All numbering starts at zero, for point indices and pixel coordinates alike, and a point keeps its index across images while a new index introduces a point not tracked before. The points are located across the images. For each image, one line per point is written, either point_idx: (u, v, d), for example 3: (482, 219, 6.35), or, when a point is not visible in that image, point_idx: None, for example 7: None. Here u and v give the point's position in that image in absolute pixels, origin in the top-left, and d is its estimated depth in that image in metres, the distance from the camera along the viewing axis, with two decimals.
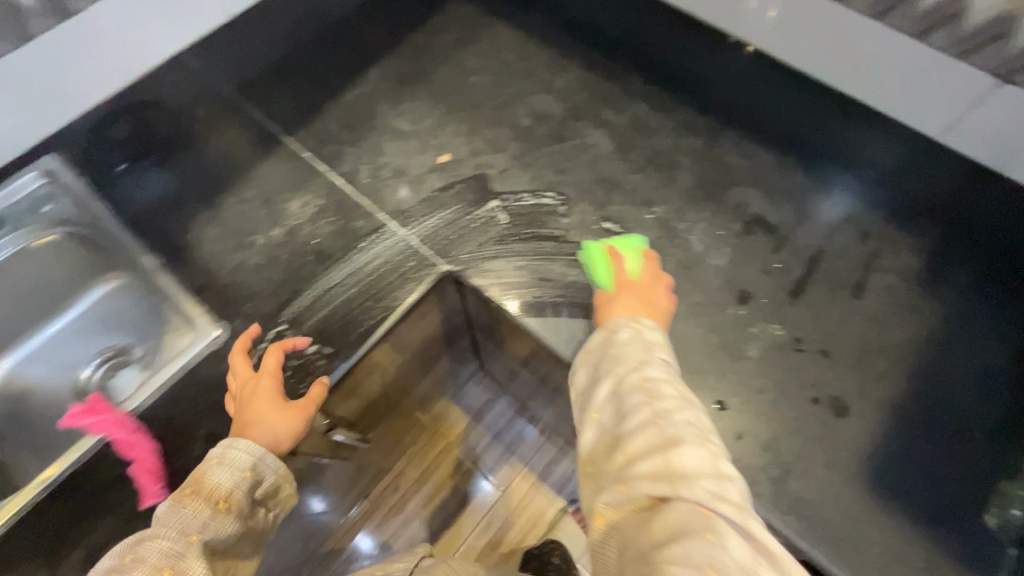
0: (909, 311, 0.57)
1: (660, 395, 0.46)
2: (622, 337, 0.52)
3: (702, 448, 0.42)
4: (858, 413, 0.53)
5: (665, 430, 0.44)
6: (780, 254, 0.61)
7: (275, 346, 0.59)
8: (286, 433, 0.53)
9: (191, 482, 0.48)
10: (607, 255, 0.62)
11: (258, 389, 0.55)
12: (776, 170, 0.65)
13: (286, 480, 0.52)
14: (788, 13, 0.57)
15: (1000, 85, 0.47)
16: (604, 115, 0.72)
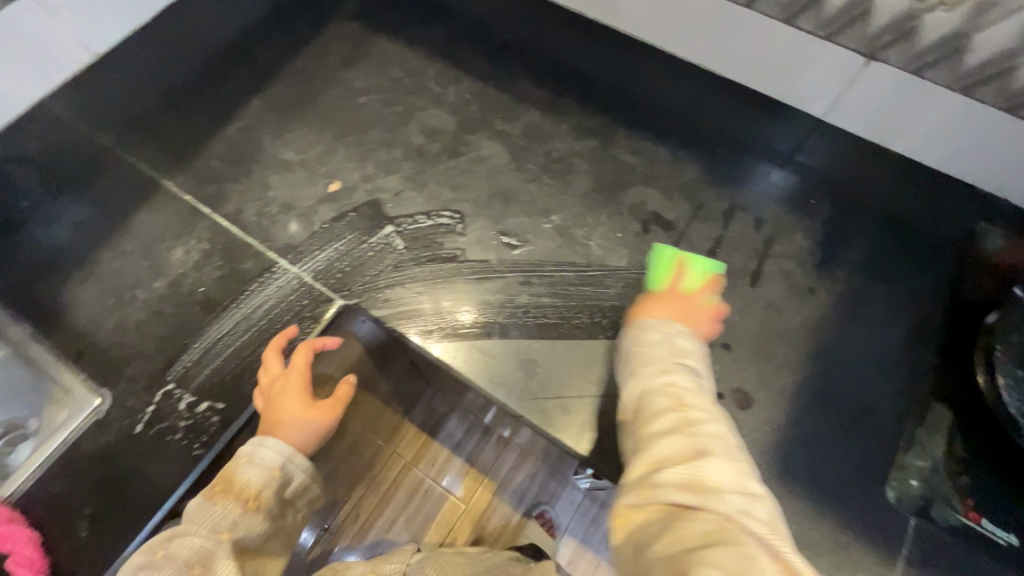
0: (802, 296, 0.63)
1: (687, 403, 0.45)
2: (651, 338, 0.50)
3: (733, 465, 0.41)
4: (759, 402, 0.57)
5: (691, 439, 0.42)
6: (678, 249, 0.65)
7: (308, 343, 0.58)
8: (314, 435, 0.55)
9: (222, 480, 0.49)
10: (674, 265, 0.60)
11: (287, 386, 0.55)
12: (669, 167, 0.70)
13: (314, 480, 0.54)
14: (669, 20, 0.64)
15: (868, 63, 0.56)
16: (497, 125, 0.73)
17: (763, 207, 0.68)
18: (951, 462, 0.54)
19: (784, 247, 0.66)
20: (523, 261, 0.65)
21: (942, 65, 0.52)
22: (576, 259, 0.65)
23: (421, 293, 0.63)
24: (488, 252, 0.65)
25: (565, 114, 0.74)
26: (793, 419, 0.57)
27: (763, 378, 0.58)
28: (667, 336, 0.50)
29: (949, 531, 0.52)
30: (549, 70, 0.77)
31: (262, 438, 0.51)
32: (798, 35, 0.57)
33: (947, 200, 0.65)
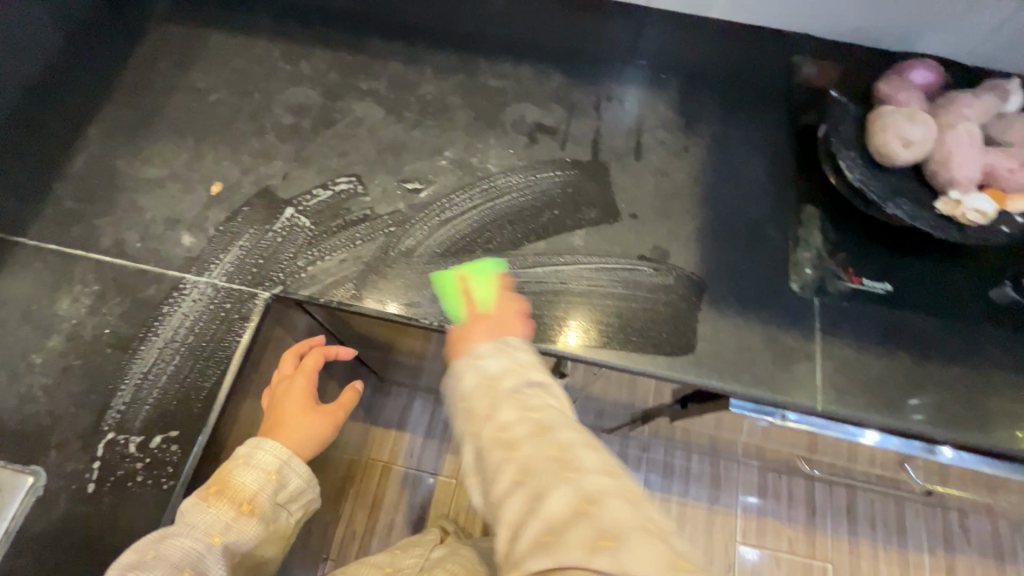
0: (679, 156, 0.71)
1: (514, 441, 0.44)
2: (468, 385, 0.48)
3: (567, 479, 0.41)
4: (674, 251, 0.65)
5: (529, 483, 0.41)
6: (567, 148, 0.70)
7: (319, 350, 0.65)
8: (312, 440, 0.61)
9: (218, 481, 0.53)
10: (460, 282, 0.61)
11: (291, 390, 0.62)
12: (535, 80, 0.75)
13: (309, 484, 0.58)
14: None
15: None
16: (362, 85, 0.73)
17: (625, 91, 0.75)
18: (828, 245, 0.65)
19: (653, 120, 0.73)
20: (433, 200, 0.66)
21: None
22: (481, 183, 0.68)
23: (346, 259, 0.63)
24: (397, 202, 0.66)
25: (425, 59, 0.76)
26: (704, 254, 0.65)
27: (671, 231, 0.66)
28: (480, 367, 0.48)
29: (843, 297, 0.63)
30: (395, 22, 0.78)
31: (261, 440, 0.56)
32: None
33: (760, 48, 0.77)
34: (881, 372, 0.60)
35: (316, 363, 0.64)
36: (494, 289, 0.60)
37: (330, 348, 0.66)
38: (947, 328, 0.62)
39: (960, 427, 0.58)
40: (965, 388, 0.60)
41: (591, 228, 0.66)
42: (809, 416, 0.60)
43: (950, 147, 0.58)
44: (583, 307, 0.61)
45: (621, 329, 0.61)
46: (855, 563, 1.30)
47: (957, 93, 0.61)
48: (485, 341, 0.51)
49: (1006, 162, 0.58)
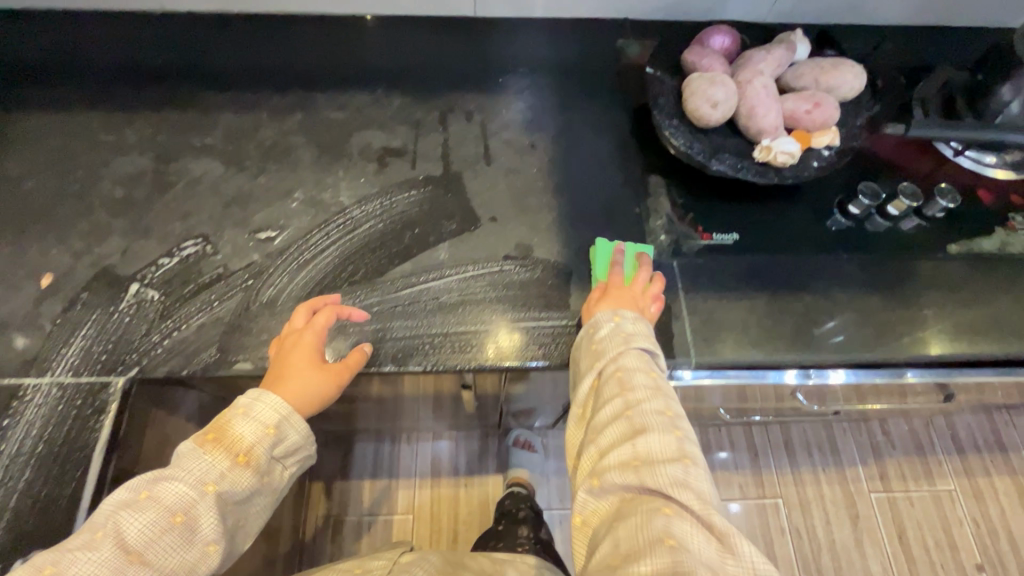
0: (527, 153, 0.73)
1: (632, 385, 0.53)
2: (603, 332, 0.57)
3: (672, 433, 0.50)
4: (537, 244, 0.66)
5: (634, 420, 0.50)
6: (418, 166, 0.71)
7: (333, 307, 0.58)
8: (314, 398, 0.54)
9: (215, 429, 0.49)
10: (610, 256, 0.64)
11: (298, 343, 0.56)
12: (375, 106, 0.75)
13: (308, 441, 0.53)
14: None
15: None
16: (195, 142, 0.70)
17: (465, 101, 0.77)
18: (677, 209, 0.69)
19: (496, 123, 0.75)
20: (289, 244, 0.65)
21: None
22: (336, 218, 0.67)
23: (205, 323, 0.60)
24: (251, 255, 0.64)
25: (258, 105, 0.74)
26: (567, 241, 0.67)
27: (531, 226, 0.68)
28: (619, 326, 0.57)
29: (698, 254, 0.67)
30: (222, 75, 0.76)
31: (262, 392, 0.52)
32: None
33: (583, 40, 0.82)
34: (741, 316, 0.64)
35: (328, 320, 0.57)
36: (638, 274, 0.63)
37: (342, 308, 0.59)
38: (792, 260, 0.67)
39: (817, 349, 0.63)
40: (817, 313, 0.65)
41: (453, 238, 0.66)
42: (701, 374, 0.63)
43: (752, 101, 0.62)
44: (458, 317, 0.62)
45: (497, 333, 0.61)
46: (802, 493, 1.37)
47: (752, 51, 0.66)
48: (630, 309, 0.58)
49: (802, 105, 0.63)
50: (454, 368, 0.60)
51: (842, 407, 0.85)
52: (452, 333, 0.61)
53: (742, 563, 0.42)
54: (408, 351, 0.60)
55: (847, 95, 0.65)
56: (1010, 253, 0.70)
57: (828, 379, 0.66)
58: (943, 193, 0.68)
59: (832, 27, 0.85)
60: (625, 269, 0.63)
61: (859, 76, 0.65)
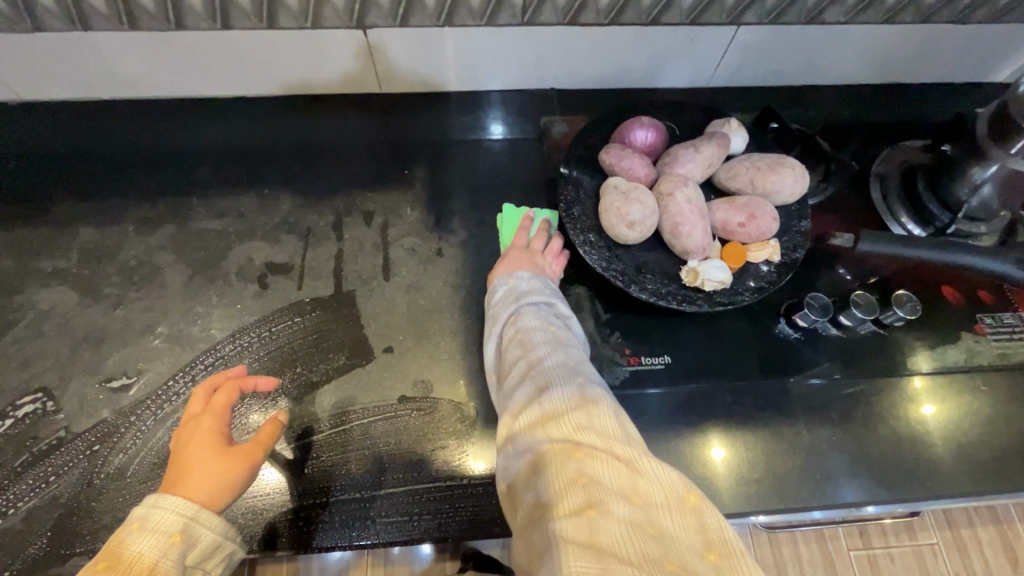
0: (432, 264, 0.65)
1: (531, 341, 0.49)
2: (500, 300, 0.55)
3: (573, 380, 0.44)
4: (438, 380, 0.58)
5: (538, 378, 0.45)
6: (305, 286, 0.62)
7: (235, 380, 0.50)
8: (225, 488, 0.43)
9: (103, 557, 0.36)
10: (517, 219, 0.65)
11: (197, 431, 0.46)
12: (260, 212, 0.66)
13: (230, 538, 0.41)
14: (181, 61, 0.62)
15: (367, 33, 0.61)
16: (46, 267, 0.62)
17: (364, 200, 0.68)
18: (601, 328, 0.60)
19: (399, 227, 0.67)
20: (145, 395, 0.56)
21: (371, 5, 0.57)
22: (204, 358, 0.58)
23: (37, 506, 0.51)
24: (99, 411, 0.55)
25: (122, 215, 0.65)
26: (474, 375, 0.59)
27: (432, 357, 0.60)
28: (514, 287, 0.56)
29: (623, 384, 0.58)
30: (83, 183, 0.66)
31: (159, 496, 0.40)
32: (297, 33, 0.60)
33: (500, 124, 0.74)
34: (673, 461, 0.56)
35: (230, 397, 0.49)
36: (540, 234, 0.63)
37: (246, 380, 0.51)
38: (728, 383, 0.60)
39: (758, 495, 0.56)
40: (759, 452, 0.58)
41: (341, 375, 0.58)
42: None
43: (674, 215, 0.53)
44: (340, 482, 0.53)
45: (387, 500, 0.53)
46: (778, 554, 1.16)
47: (680, 147, 0.58)
48: (524, 269, 0.57)
49: (735, 217, 0.55)
50: (334, 544, 0.52)
51: (805, 526, 0.78)
52: (334, 502, 0.53)
53: (655, 480, 0.35)
54: (281, 527, 0.52)
55: (788, 200, 0.57)
56: (977, 364, 0.62)
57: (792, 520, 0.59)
58: (901, 301, 0.60)
59: (779, 94, 0.77)
60: (532, 232, 0.63)
61: (800, 179, 0.56)
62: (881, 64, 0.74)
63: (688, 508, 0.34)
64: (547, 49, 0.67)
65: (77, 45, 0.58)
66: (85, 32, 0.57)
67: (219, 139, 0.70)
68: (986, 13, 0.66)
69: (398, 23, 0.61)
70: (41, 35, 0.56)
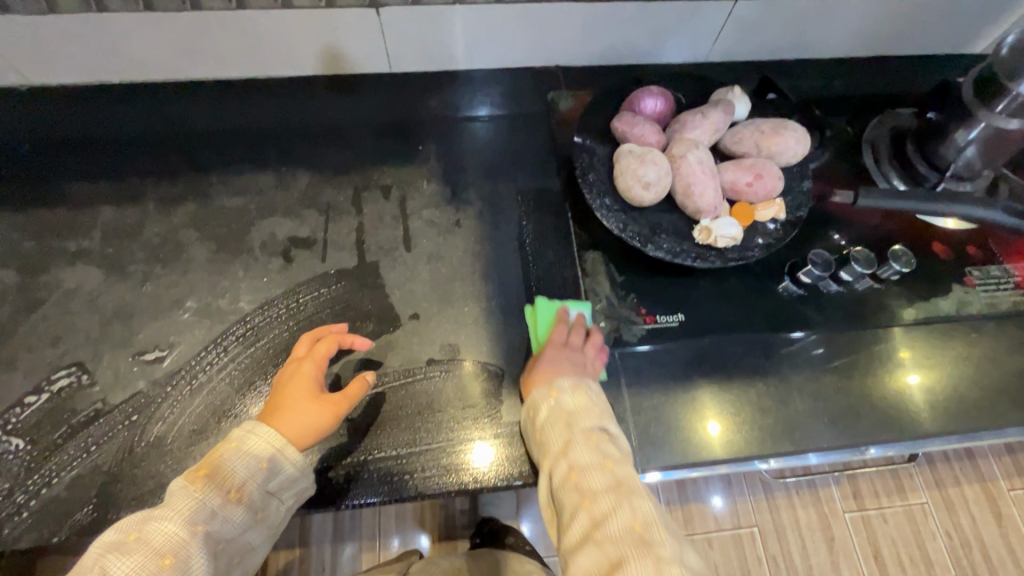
0: (451, 235, 0.67)
1: (590, 486, 0.46)
2: (546, 419, 0.52)
3: (646, 555, 0.40)
4: (463, 343, 0.61)
5: (606, 546, 0.42)
6: (329, 258, 0.63)
7: (337, 335, 0.56)
8: (309, 432, 0.50)
9: (209, 464, 0.45)
10: (550, 318, 0.60)
11: (296, 374, 0.53)
12: (278, 188, 0.67)
13: (305, 475, 0.49)
14: (192, 37, 0.63)
15: (380, 10, 0.63)
16: (69, 247, 0.62)
17: (380, 176, 0.70)
18: (617, 290, 0.63)
19: (416, 200, 0.68)
20: (179, 366, 0.57)
21: None
22: (235, 329, 0.59)
23: (80, 475, 0.52)
24: (134, 382, 0.56)
25: (142, 195, 0.66)
26: (498, 338, 0.61)
27: (457, 322, 0.62)
28: (559, 403, 0.52)
29: (639, 342, 0.61)
30: (99, 163, 0.67)
31: (256, 424, 0.48)
32: (312, 11, 0.62)
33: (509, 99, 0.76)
34: (684, 422, 0.59)
35: (330, 349, 0.55)
36: (578, 335, 0.58)
37: (345, 336, 0.57)
38: (739, 338, 0.63)
39: (770, 441, 0.59)
40: (770, 401, 0.61)
41: (371, 343, 0.60)
42: (674, 470, 0.58)
43: (687, 177, 0.56)
44: (376, 442, 0.55)
45: (422, 456, 0.55)
46: (777, 520, 1.19)
47: (688, 114, 0.60)
48: (566, 376, 0.53)
49: (743, 177, 0.58)
50: (377, 499, 0.53)
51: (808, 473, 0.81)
52: (373, 460, 0.55)
53: None
54: (326, 484, 0.54)
55: (791, 160, 0.60)
56: (968, 314, 0.66)
57: (794, 464, 0.62)
58: (897, 256, 0.64)
59: (776, 65, 0.80)
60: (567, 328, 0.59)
61: (802, 141, 0.59)
62: (872, 35, 0.77)
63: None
64: (555, 25, 0.69)
65: (90, 27, 0.60)
66: (100, 14, 0.58)
67: (233, 118, 0.70)
68: None
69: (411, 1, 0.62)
70: (52, 17, 0.58)
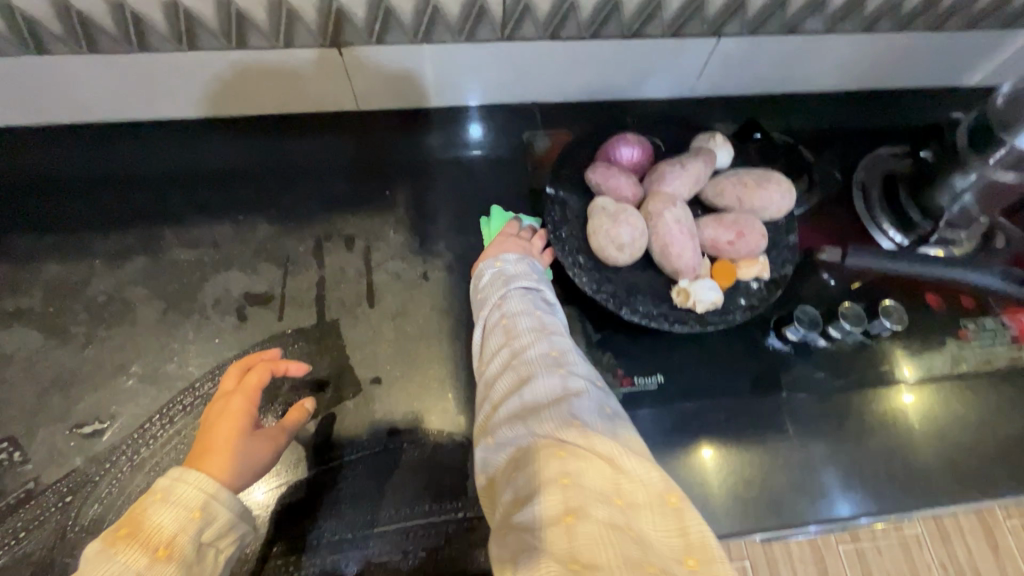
0: (418, 288, 0.63)
1: (516, 326, 0.50)
2: (486, 280, 0.56)
3: (554, 374, 0.46)
4: (427, 410, 0.57)
5: (521, 369, 0.47)
6: (287, 316, 0.60)
7: (267, 363, 0.52)
8: (247, 470, 0.46)
9: (129, 522, 0.39)
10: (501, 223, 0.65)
11: (225, 410, 0.48)
12: (235, 238, 0.64)
13: (244, 521, 0.43)
14: (138, 78, 0.59)
15: (342, 51, 0.59)
16: (8, 306, 0.58)
17: (344, 223, 0.66)
18: (593, 349, 0.59)
19: (382, 250, 0.65)
20: (120, 440, 0.53)
21: (343, 25, 0.56)
22: (183, 398, 0.55)
23: (7, 565, 0.48)
24: (70, 459, 0.52)
25: (89, 246, 0.62)
26: (466, 402, 0.58)
27: (422, 385, 0.58)
28: (501, 271, 0.56)
29: None
30: (37, 213, 0.62)
31: (185, 471, 0.42)
32: (268, 52, 0.58)
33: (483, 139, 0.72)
34: None
35: (261, 378, 0.51)
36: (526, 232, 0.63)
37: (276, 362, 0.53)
38: (721, 399, 0.59)
39: (754, 512, 0.56)
40: (754, 470, 0.57)
41: (326, 408, 0.56)
42: None
43: (664, 237, 0.53)
44: (329, 523, 0.52)
45: (377, 539, 0.51)
46: (771, 556, 1.08)
47: (666, 164, 0.57)
48: (512, 253, 0.58)
49: (724, 235, 0.54)
50: None
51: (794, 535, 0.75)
52: (323, 544, 0.51)
53: (636, 482, 0.37)
54: (269, 569, 0.50)
55: (775, 215, 0.57)
56: (962, 371, 0.63)
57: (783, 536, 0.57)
58: (888, 311, 0.61)
59: (763, 101, 0.77)
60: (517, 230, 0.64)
61: (787, 195, 0.56)
62: (863, 71, 0.74)
63: (667, 507, 0.36)
64: (529, 64, 0.66)
65: (26, 70, 0.56)
66: (41, 56, 0.54)
67: (185, 161, 0.66)
68: (961, 20, 0.68)
69: (374, 40, 0.59)
70: None
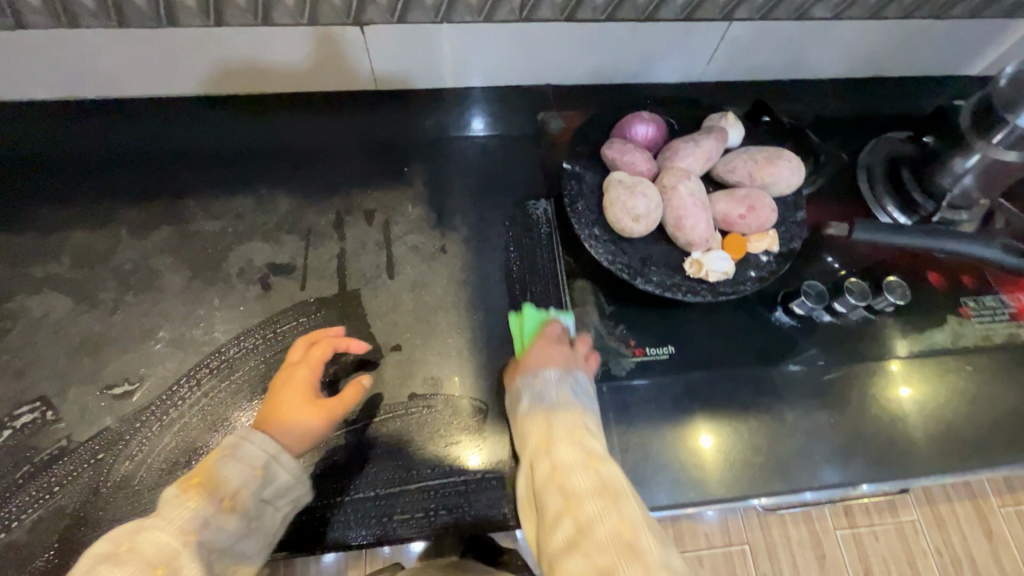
0: (435, 261, 0.65)
1: (573, 484, 0.46)
2: (526, 415, 0.53)
3: (630, 558, 0.41)
4: (445, 376, 0.59)
5: (590, 553, 0.42)
6: (308, 286, 0.61)
7: (331, 341, 0.54)
8: (302, 436, 0.49)
9: (201, 472, 0.44)
10: (535, 328, 0.60)
11: (291, 379, 0.52)
12: (257, 211, 0.65)
13: (301, 482, 0.48)
14: (164, 54, 0.60)
15: (365, 29, 0.61)
16: (36, 272, 0.60)
17: (362, 198, 0.68)
18: (605, 320, 0.62)
19: (400, 224, 0.67)
20: (149, 401, 0.55)
21: (368, 4, 0.58)
22: (209, 361, 0.57)
23: (43, 517, 0.50)
24: (101, 419, 0.54)
25: (114, 218, 0.63)
26: (483, 370, 0.60)
27: (440, 353, 0.60)
28: (538, 396, 0.54)
29: (628, 375, 0.60)
30: (63, 186, 0.64)
31: (250, 432, 0.47)
32: (294, 29, 0.59)
33: (497, 118, 0.73)
34: (678, 451, 0.57)
35: (325, 353, 0.54)
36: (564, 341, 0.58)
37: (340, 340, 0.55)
38: (729, 370, 0.62)
39: (761, 477, 0.58)
40: (761, 437, 0.59)
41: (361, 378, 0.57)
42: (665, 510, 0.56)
43: (678, 209, 0.55)
44: (354, 481, 0.53)
45: (400, 497, 0.53)
46: (768, 536, 1.10)
47: (680, 142, 0.59)
48: (552, 368, 0.55)
49: (736, 208, 0.56)
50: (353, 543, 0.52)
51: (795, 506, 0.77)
52: (348, 501, 0.53)
53: None
54: (295, 525, 0.51)
55: (785, 190, 0.59)
56: (961, 346, 0.65)
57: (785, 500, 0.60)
58: (891, 287, 0.63)
59: (771, 85, 0.78)
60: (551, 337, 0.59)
61: (797, 171, 0.58)
62: (868, 57, 0.76)
63: None
64: (545, 45, 0.67)
65: (56, 42, 0.57)
66: (73, 29, 0.55)
67: (207, 137, 0.67)
68: (965, 8, 0.69)
69: (397, 19, 0.60)
70: (26, 32, 0.55)
